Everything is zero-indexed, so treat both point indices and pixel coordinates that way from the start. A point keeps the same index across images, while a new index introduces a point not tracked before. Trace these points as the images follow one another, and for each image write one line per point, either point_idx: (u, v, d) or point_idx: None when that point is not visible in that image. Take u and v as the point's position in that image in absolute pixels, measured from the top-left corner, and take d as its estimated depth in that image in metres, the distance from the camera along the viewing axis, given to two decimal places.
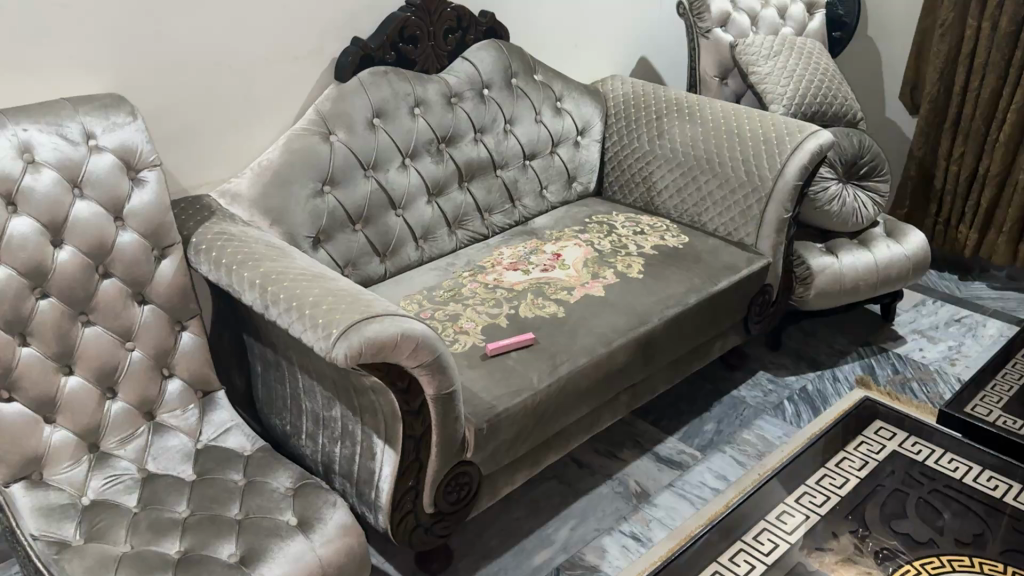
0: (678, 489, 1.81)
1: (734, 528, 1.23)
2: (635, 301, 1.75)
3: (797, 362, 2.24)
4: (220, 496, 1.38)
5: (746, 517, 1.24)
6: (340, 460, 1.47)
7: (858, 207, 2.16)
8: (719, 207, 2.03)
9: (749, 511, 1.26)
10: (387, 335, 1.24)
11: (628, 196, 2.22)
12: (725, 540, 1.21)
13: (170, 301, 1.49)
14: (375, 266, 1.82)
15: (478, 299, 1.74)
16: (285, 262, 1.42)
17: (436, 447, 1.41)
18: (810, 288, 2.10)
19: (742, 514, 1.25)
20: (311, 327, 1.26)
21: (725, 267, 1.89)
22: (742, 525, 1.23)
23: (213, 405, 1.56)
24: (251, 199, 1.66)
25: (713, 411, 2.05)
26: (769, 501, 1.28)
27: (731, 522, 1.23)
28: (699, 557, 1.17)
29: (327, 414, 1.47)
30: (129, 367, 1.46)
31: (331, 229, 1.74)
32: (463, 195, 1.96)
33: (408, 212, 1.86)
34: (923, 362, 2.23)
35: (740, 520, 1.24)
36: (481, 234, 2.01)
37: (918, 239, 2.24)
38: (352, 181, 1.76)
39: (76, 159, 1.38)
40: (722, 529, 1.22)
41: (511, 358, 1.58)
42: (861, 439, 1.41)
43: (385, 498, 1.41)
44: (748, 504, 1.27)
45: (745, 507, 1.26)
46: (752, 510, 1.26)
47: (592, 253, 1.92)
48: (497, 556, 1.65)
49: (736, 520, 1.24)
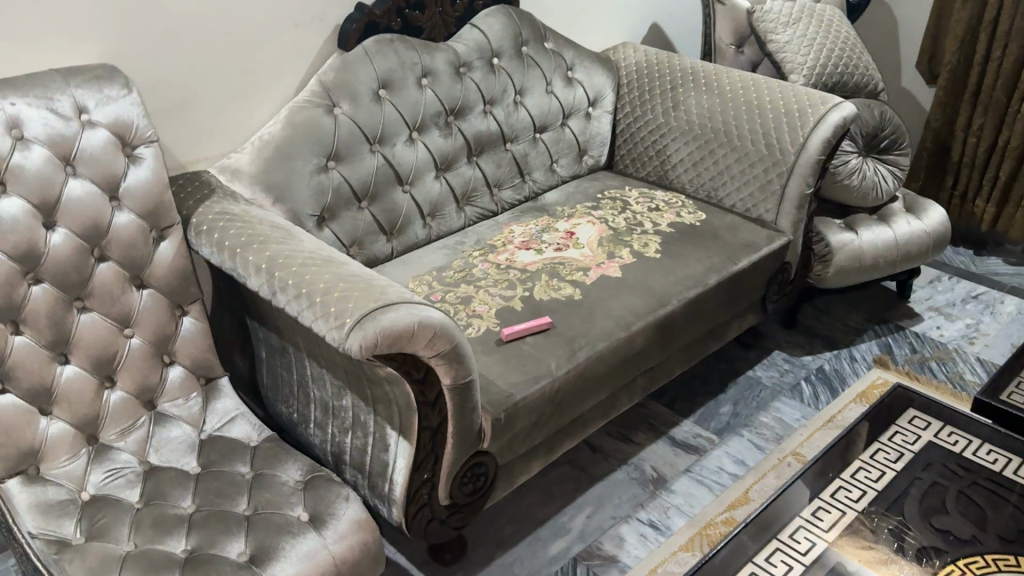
0: (697, 476, 1.76)
1: (770, 526, 1.17)
2: (653, 281, 1.68)
3: (813, 341, 2.18)
4: (227, 490, 1.32)
5: (781, 513, 1.19)
6: (351, 450, 1.41)
7: (878, 181, 2.09)
8: (737, 181, 1.96)
9: (785, 507, 1.20)
10: (404, 324, 1.17)
11: (641, 169, 2.15)
12: (760, 539, 1.16)
13: (170, 285, 1.42)
14: (381, 245, 1.74)
15: (489, 280, 1.67)
16: (292, 245, 1.34)
17: (452, 439, 1.35)
18: (829, 266, 2.04)
19: (776, 511, 1.20)
20: (323, 316, 1.19)
21: (744, 245, 1.83)
22: (777, 522, 1.18)
23: (216, 393, 1.49)
24: (252, 176, 1.57)
25: (729, 393, 1.99)
26: (803, 496, 1.23)
27: (765, 519, 1.18)
28: (734, 558, 1.12)
29: (337, 404, 1.40)
30: (129, 356, 1.39)
31: (336, 207, 1.66)
32: (472, 169, 1.88)
33: (415, 188, 1.78)
34: (941, 341, 2.18)
35: (775, 517, 1.19)
36: (490, 210, 1.94)
37: (938, 214, 2.18)
38: (357, 157, 1.68)
39: (68, 134, 1.29)
40: (756, 527, 1.17)
41: (527, 342, 1.51)
42: (894, 429, 1.36)
43: (399, 492, 1.35)
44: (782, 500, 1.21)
45: (780, 503, 1.21)
46: (787, 506, 1.21)
47: (607, 231, 1.84)
48: (512, 546, 1.60)
49: (770, 518, 1.19)
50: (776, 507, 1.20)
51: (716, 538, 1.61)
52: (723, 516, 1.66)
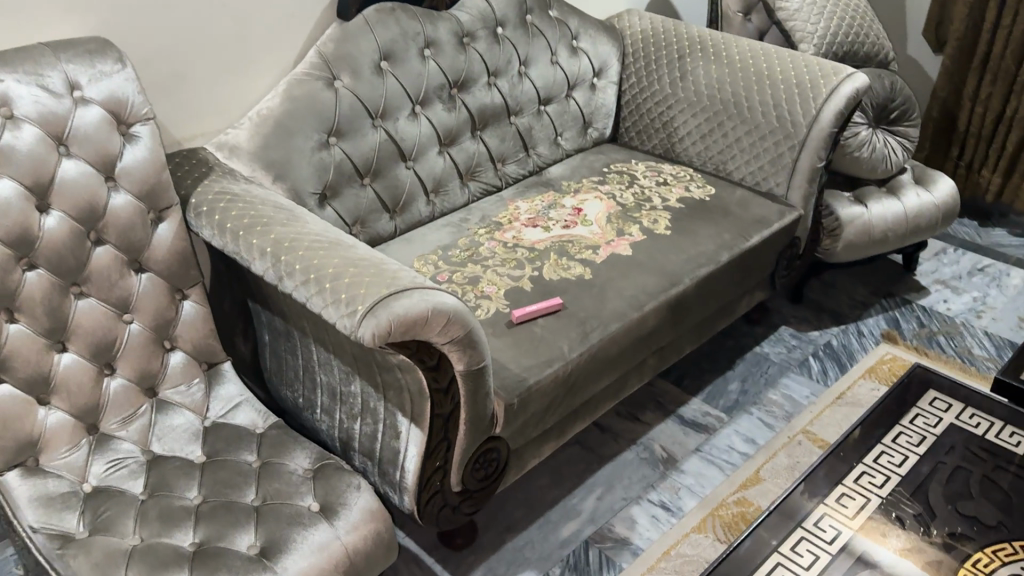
0: (707, 455, 1.74)
1: (793, 515, 1.15)
2: (664, 260, 1.64)
3: (819, 315, 2.16)
4: (234, 480, 1.28)
5: (804, 501, 1.17)
6: (360, 437, 1.37)
7: (888, 153, 2.06)
8: (746, 154, 1.92)
9: (808, 495, 1.18)
10: (418, 311, 1.13)
11: (647, 141, 2.10)
12: (784, 527, 1.13)
13: (170, 268, 1.37)
14: (384, 223, 1.69)
15: (497, 259, 1.63)
16: (298, 227, 1.29)
17: (464, 425, 1.31)
18: (839, 240, 2.01)
19: (800, 499, 1.17)
20: (333, 303, 1.15)
21: (755, 221, 1.79)
22: (801, 511, 1.16)
23: (219, 379, 1.44)
24: (251, 153, 1.52)
25: (737, 369, 1.97)
26: (826, 482, 1.20)
27: (789, 508, 1.16)
28: (759, 548, 1.10)
29: (345, 390, 1.36)
30: (129, 342, 1.34)
31: (338, 184, 1.61)
32: (476, 144, 1.83)
33: (419, 164, 1.73)
34: (948, 315, 2.16)
35: (798, 505, 1.17)
36: (495, 185, 1.89)
37: (947, 187, 2.15)
38: (359, 132, 1.63)
39: (60, 112, 1.23)
40: (780, 515, 1.15)
41: (539, 324, 1.47)
42: (915, 412, 1.33)
43: (411, 480, 1.32)
44: (805, 488, 1.19)
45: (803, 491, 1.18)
46: (810, 493, 1.18)
47: (615, 207, 1.80)
48: (522, 530, 1.57)
49: (793, 505, 1.16)
50: (799, 494, 1.18)
51: (728, 519, 1.59)
52: (735, 496, 1.64)
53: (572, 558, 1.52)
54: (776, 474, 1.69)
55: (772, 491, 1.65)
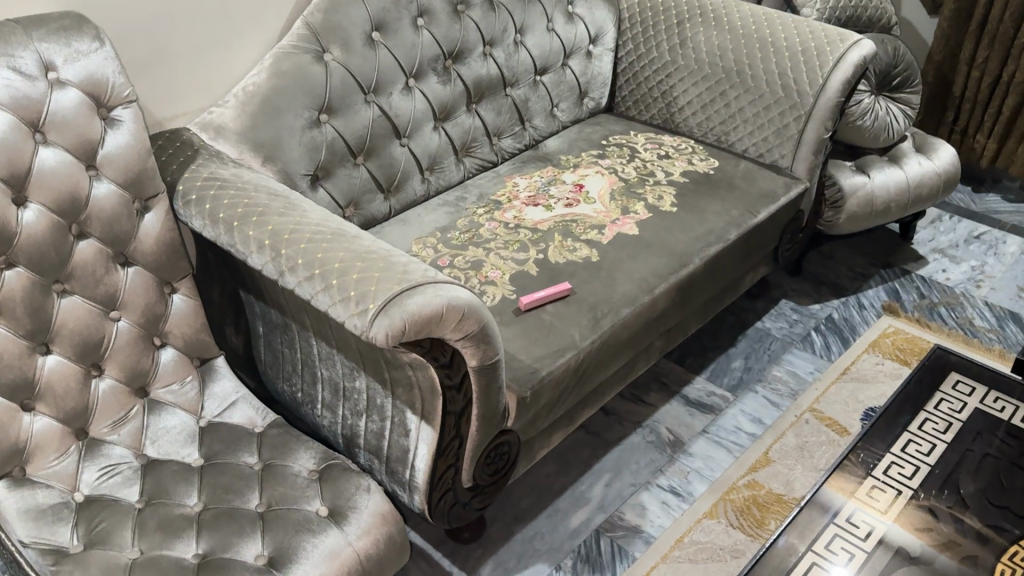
0: (714, 437, 1.70)
1: (826, 510, 1.11)
2: (672, 239, 1.59)
3: (819, 288, 2.12)
4: (235, 485, 1.22)
5: (836, 492, 1.14)
6: (365, 434, 1.31)
7: (890, 121, 2.00)
8: (750, 125, 1.86)
9: (839, 487, 1.15)
10: (434, 308, 1.07)
11: (645, 111, 2.04)
12: (818, 522, 1.10)
13: (157, 261, 1.28)
14: (379, 204, 1.62)
15: (499, 242, 1.56)
16: (297, 217, 1.22)
17: (476, 421, 1.26)
18: (841, 212, 1.97)
19: (830, 492, 1.14)
20: (341, 301, 1.08)
21: (761, 195, 1.74)
22: (832, 505, 1.12)
23: (213, 375, 1.37)
24: (239, 133, 1.42)
25: (739, 346, 1.93)
26: (856, 473, 1.17)
27: (821, 502, 1.12)
28: (794, 546, 1.06)
29: (349, 385, 1.29)
30: (117, 341, 1.26)
31: (331, 165, 1.53)
32: (471, 118, 1.75)
33: (413, 140, 1.65)
34: (948, 285, 2.13)
35: (830, 498, 1.13)
36: (490, 161, 1.82)
37: (947, 154, 2.11)
38: (352, 108, 1.54)
39: (35, 96, 1.13)
40: (812, 509, 1.11)
41: (548, 311, 1.41)
42: (940, 397, 1.30)
43: (422, 479, 1.26)
44: (836, 479, 1.15)
45: (834, 482, 1.15)
46: (840, 486, 1.15)
47: (617, 183, 1.74)
48: (531, 519, 1.53)
49: (825, 498, 1.13)
50: (829, 486, 1.14)
51: (739, 503, 1.56)
52: (746, 479, 1.61)
53: (583, 548, 1.48)
54: (786, 455, 1.66)
55: (782, 473, 1.62)
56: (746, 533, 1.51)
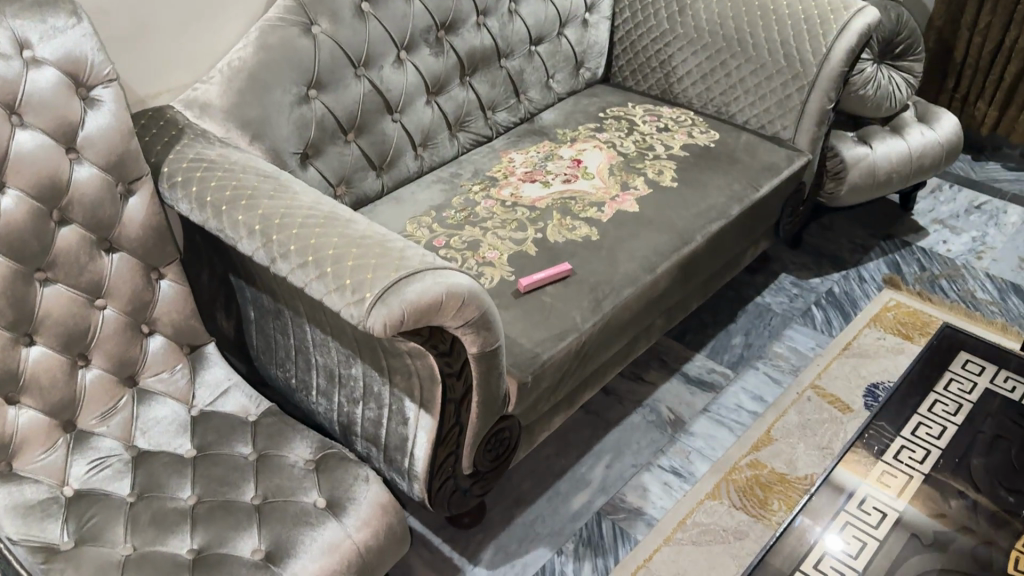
0: (716, 415, 1.68)
1: (837, 497, 1.10)
2: (674, 215, 1.55)
3: (819, 261, 2.09)
4: (230, 477, 1.18)
5: (851, 474, 1.12)
6: (362, 422, 1.28)
7: (892, 90, 1.96)
8: (750, 96, 1.82)
9: (853, 469, 1.13)
10: (433, 295, 1.03)
11: (643, 81, 1.99)
12: (829, 510, 1.08)
13: (143, 246, 1.24)
14: (371, 181, 1.58)
15: (497, 221, 1.52)
16: (288, 200, 1.17)
17: (477, 408, 1.22)
18: (843, 184, 1.93)
19: (843, 475, 1.12)
20: (336, 290, 1.04)
21: (763, 169, 1.70)
22: (845, 488, 1.11)
23: (204, 362, 1.33)
24: (227, 111, 1.37)
25: (739, 322, 1.90)
26: (867, 457, 1.15)
27: (837, 483, 1.11)
28: (804, 535, 1.05)
29: (344, 372, 1.26)
30: (104, 330, 1.22)
31: (321, 142, 1.48)
32: (465, 91, 1.70)
33: (406, 116, 1.60)
34: (949, 257, 2.10)
35: (844, 479, 1.12)
36: (485, 136, 1.78)
37: (950, 124, 2.08)
38: (342, 83, 1.48)
39: (10, 77, 1.07)
40: (825, 495, 1.09)
41: (548, 292, 1.38)
42: (949, 377, 1.28)
43: (421, 467, 1.23)
44: (849, 460, 1.14)
45: (849, 464, 1.14)
46: (852, 467, 1.14)
47: (616, 157, 1.70)
48: (532, 502, 1.51)
49: (840, 480, 1.12)
50: (843, 468, 1.13)
51: (742, 483, 1.54)
52: (748, 458, 1.58)
53: (585, 532, 1.46)
54: (788, 433, 1.64)
55: (784, 451, 1.60)
56: (749, 514, 1.49)
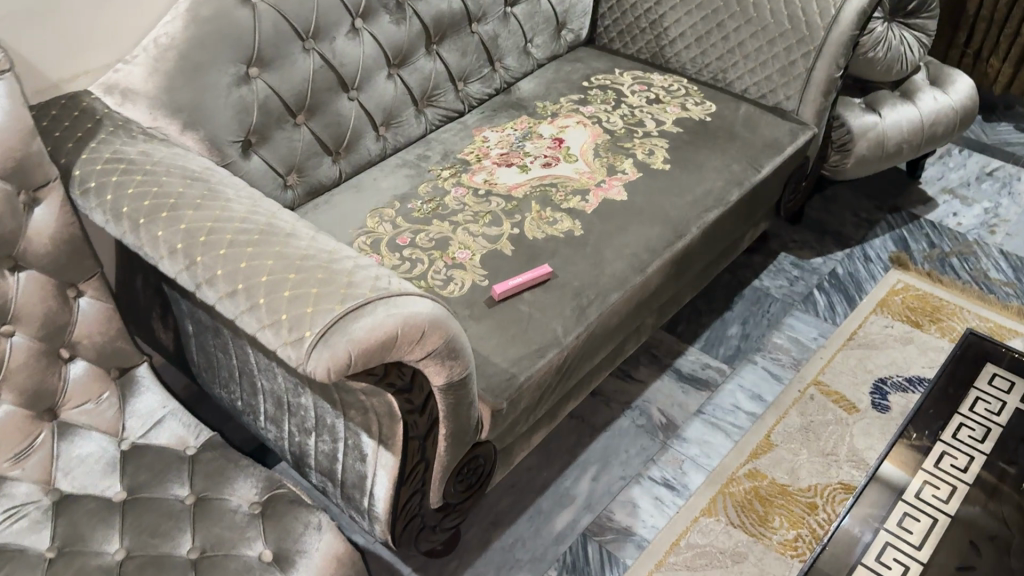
0: (710, 418, 1.54)
1: (853, 544, 1.01)
2: (666, 204, 1.39)
3: (821, 237, 1.94)
4: (163, 527, 1.03)
5: (898, 469, 1.08)
6: (316, 455, 1.13)
7: (904, 51, 1.76)
8: (750, 62, 1.64)
9: (899, 465, 1.09)
10: (385, 330, 0.87)
11: (631, 44, 1.81)
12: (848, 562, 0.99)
13: (56, 262, 1.06)
14: (326, 168, 1.41)
15: (468, 213, 1.35)
16: (219, 209, 1.00)
17: (444, 441, 1.08)
18: (850, 156, 1.77)
19: (890, 471, 1.08)
20: (271, 326, 0.87)
21: (765, 147, 1.53)
22: (894, 486, 1.07)
23: (134, 388, 1.18)
24: (152, 95, 1.18)
25: (735, 310, 1.75)
26: (890, 490, 1.06)
27: (884, 481, 1.07)
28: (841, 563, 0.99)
29: (293, 401, 1.11)
30: (12, 361, 1.04)
31: (267, 127, 1.30)
32: (432, 62, 1.52)
33: (365, 93, 1.42)
34: (960, 231, 1.96)
35: (891, 475, 1.08)
36: (456, 111, 1.60)
37: (964, 86, 1.91)
38: (289, 58, 1.30)
39: None
40: (849, 527, 1.03)
41: (525, 299, 1.22)
42: (975, 395, 1.17)
43: (382, 508, 1.09)
44: (894, 454, 1.10)
45: (895, 458, 1.09)
46: (900, 463, 1.09)
47: (602, 136, 1.54)
48: (511, 524, 1.37)
49: (885, 477, 1.08)
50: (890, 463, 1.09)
51: (740, 498, 1.41)
52: (746, 468, 1.45)
53: (569, 556, 1.33)
54: (789, 437, 1.50)
55: (786, 459, 1.47)
56: (747, 533, 1.36)
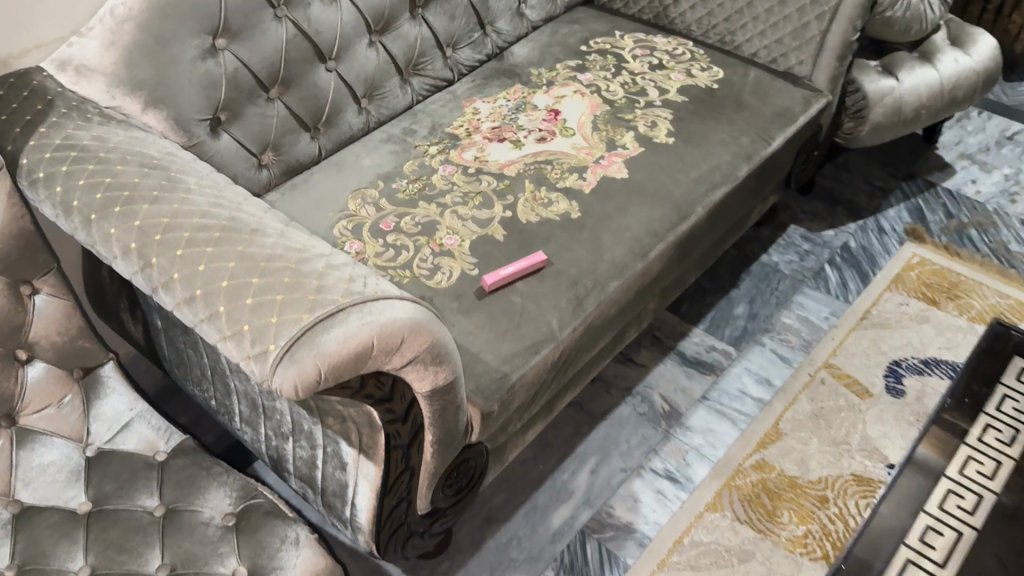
0: (716, 404, 1.46)
1: (888, 537, 0.98)
2: (670, 182, 1.29)
3: (833, 208, 1.85)
4: (130, 542, 0.96)
5: (932, 454, 1.05)
6: (295, 460, 1.06)
7: (924, 10, 1.64)
8: (760, 24, 1.53)
9: (934, 450, 1.06)
10: (358, 341, 0.79)
11: (632, 3, 1.70)
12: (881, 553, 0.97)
13: (7, 259, 0.97)
14: (304, 145, 1.32)
15: (457, 194, 1.26)
16: (178, 201, 0.91)
17: (431, 448, 1.00)
18: (864, 124, 1.67)
19: (926, 455, 1.05)
20: (232, 337, 0.79)
21: (775, 117, 1.43)
22: (931, 468, 1.04)
23: (99, 390, 1.10)
24: (110, 72, 1.08)
25: (742, 287, 1.67)
26: (926, 473, 1.04)
27: (919, 465, 1.04)
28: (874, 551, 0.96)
29: (268, 404, 1.03)
30: None
31: (236, 103, 1.21)
32: (417, 27, 1.41)
33: (344, 64, 1.32)
34: (979, 201, 1.86)
35: (926, 459, 1.05)
36: (445, 79, 1.50)
37: (987, 46, 1.80)
38: (258, 27, 1.20)
39: None
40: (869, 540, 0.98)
41: (517, 289, 1.14)
42: (1002, 394, 1.11)
43: (365, 519, 1.02)
44: (928, 439, 1.07)
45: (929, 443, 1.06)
46: (934, 447, 1.06)
47: (601, 106, 1.44)
48: (506, 521, 1.31)
49: (921, 461, 1.05)
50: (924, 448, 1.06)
51: (747, 491, 1.34)
52: (753, 459, 1.38)
53: (567, 555, 1.26)
54: (799, 426, 1.43)
55: (795, 449, 1.40)
56: (754, 529, 1.29)
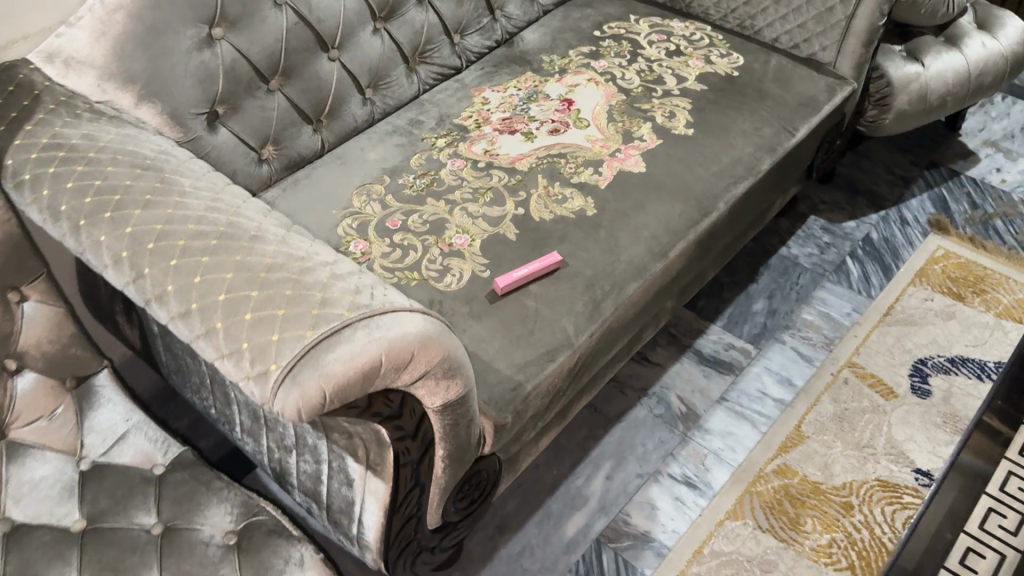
0: (735, 405, 1.41)
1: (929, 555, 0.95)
2: (690, 176, 1.23)
3: (853, 198, 1.78)
4: (126, 564, 0.90)
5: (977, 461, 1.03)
6: (298, 474, 1.01)
7: None
8: (781, 7, 1.46)
9: (977, 456, 1.03)
10: (365, 359, 0.73)
11: None
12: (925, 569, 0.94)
13: None
14: (307, 138, 1.26)
15: (467, 190, 1.21)
16: (172, 205, 0.85)
17: (441, 463, 0.95)
18: (888, 111, 1.60)
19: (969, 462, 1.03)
20: (230, 355, 0.74)
21: (799, 106, 1.36)
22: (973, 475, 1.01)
23: (93, 400, 1.05)
24: (99, 64, 1.02)
25: (761, 282, 1.61)
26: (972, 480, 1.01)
27: (964, 471, 1.01)
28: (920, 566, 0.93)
29: (270, 416, 0.98)
30: None
31: (235, 96, 1.15)
32: (424, 14, 1.35)
33: (348, 53, 1.26)
34: (1004, 190, 1.80)
35: (972, 465, 1.02)
36: (453, 67, 1.44)
37: (1016, 29, 1.73)
38: (256, 14, 1.13)
39: None
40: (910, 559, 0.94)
41: (531, 292, 1.08)
42: None
43: (372, 537, 0.97)
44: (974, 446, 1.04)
45: (974, 450, 1.03)
46: (978, 454, 1.03)
47: (616, 95, 1.37)
48: (518, 530, 1.26)
49: (965, 467, 1.02)
50: (967, 455, 1.03)
51: (769, 498, 1.29)
52: (775, 464, 1.33)
53: (582, 566, 1.22)
54: (822, 428, 1.38)
55: (818, 453, 1.35)
56: (777, 538, 1.24)
